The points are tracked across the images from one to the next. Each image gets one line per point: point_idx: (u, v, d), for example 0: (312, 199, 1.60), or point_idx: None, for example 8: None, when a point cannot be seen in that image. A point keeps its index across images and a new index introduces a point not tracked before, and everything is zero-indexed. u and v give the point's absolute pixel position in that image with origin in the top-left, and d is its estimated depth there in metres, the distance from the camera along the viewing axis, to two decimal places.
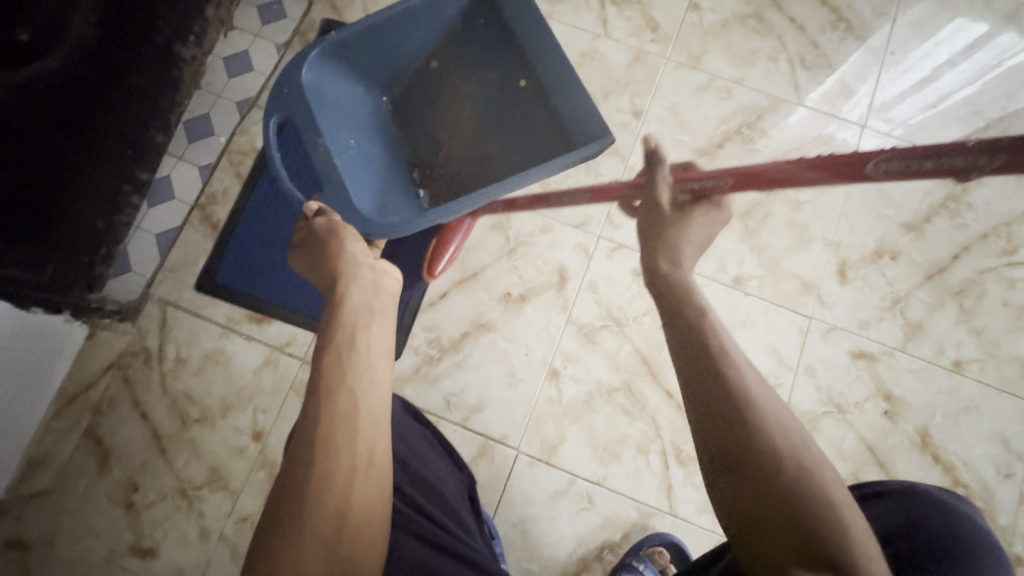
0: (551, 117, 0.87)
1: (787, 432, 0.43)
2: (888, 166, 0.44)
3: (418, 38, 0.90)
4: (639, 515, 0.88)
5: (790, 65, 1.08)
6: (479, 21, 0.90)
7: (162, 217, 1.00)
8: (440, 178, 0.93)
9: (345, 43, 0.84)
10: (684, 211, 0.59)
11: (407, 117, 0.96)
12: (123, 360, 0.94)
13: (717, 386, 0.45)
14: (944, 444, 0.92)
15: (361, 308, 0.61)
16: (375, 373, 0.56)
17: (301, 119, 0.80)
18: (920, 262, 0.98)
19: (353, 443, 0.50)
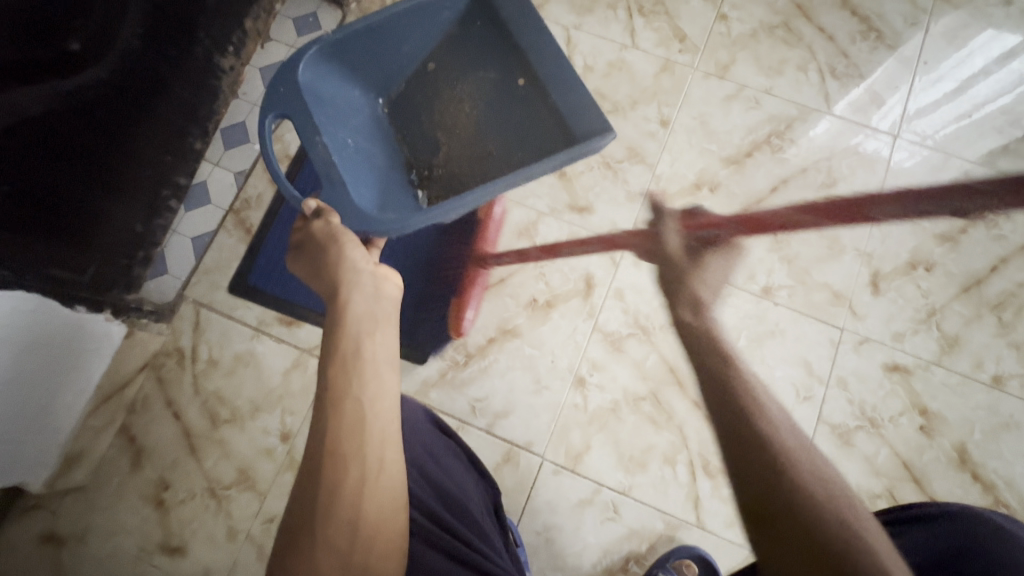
0: (551, 112, 0.87)
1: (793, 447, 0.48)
2: None
3: (413, 40, 0.91)
4: (665, 527, 0.87)
5: (820, 74, 1.08)
6: (477, 23, 0.91)
7: (197, 222, 1.03)
8: (439, 180, 0.94)
9: (344, 42, 0.85)
10: (702, 262, 0.57)
11: (404, 119, 0.97)
12: (157, 360, 0.97)
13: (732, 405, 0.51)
14: (983, 461, 0.89)
15: (364, 316, 0.61)
16: (382, 382, 0.56)
17: (300, 114, 0.79)
18: (956, 274, 0.96)
19: (357, 454, 0.52)
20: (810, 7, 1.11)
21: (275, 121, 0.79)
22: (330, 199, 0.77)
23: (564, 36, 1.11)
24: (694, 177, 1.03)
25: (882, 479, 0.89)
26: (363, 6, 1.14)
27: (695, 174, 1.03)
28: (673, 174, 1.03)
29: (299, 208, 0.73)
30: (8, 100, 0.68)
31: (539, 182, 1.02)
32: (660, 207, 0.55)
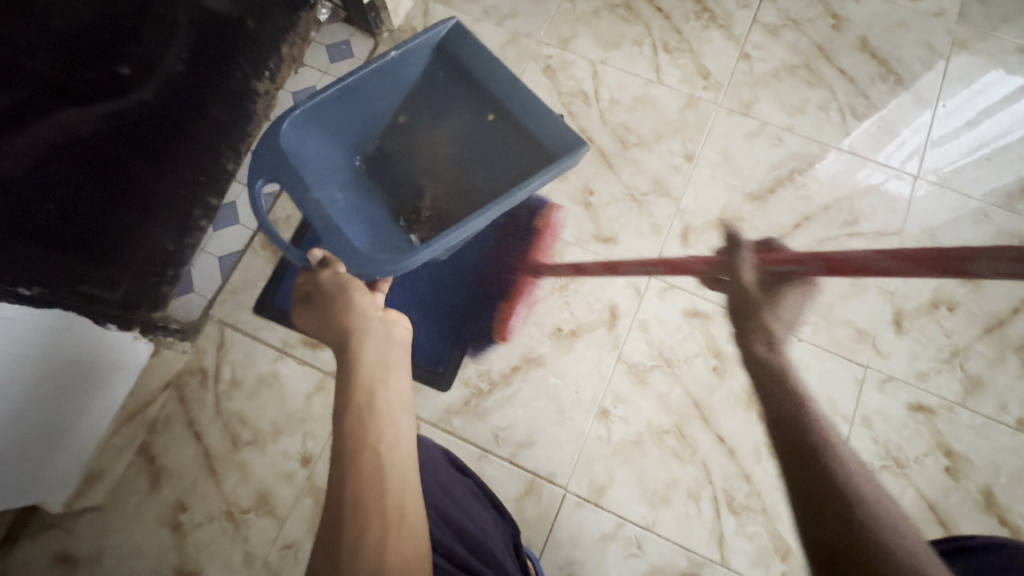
0: (523, 139, 0.90)
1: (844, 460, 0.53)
2: (998, 267, 0.47)
3: (382, 98, 0.93)
4: (689, 565, 0.86)
5: (841, 114, 1.10)
6: (440, 70, 0.94)
7: (224, 242, 1.03)
8: (429, 222, 0.97)
9: (319, 107, 0.87)
10: (771, 291, 0.68)
11: (385, 172, 0.99)
12: (181, 379, 0.96)
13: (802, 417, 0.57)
14: (1010, 505, 0.89)
15: (377, 364, 0.64)
16: (398, 428, 0.59)
17: (288, 177, 0.80)
18: (978, 314, 0.97)
19: (377, 503, 0.53)
20: (830, 48, 1.14)
21: (266, 184, 0.81)
22: (332, 246, 0.79)
23: (590, 69, 1.13)
24: (718, 212, 1.04)
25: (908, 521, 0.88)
26: (395, 35, 1.18)
27: (719, 208, 1.04)
28: (697, 208, 1.04)
29: (307, 260, 0.76)
30: (61, 123, 0.68)
31: (565, 212, 1.03)
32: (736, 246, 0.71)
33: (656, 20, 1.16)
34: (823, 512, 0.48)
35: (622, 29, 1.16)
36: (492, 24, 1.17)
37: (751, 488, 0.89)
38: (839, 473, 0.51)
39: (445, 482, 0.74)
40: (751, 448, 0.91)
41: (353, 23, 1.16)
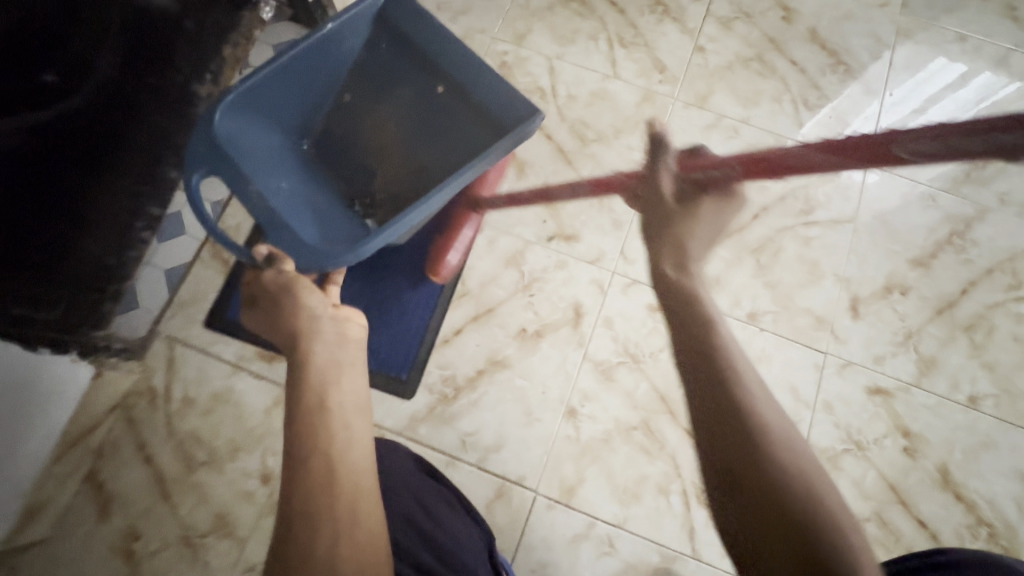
0: (475, 111, 0.89)
1: (794, 450, 0.49)
2: (920, 147, 0.43)
3: (324, 76, 0.90)
4: (661, 560, 0.86)
5: (794, 105, 1.11)
6: (382, 44, 0.91)
7: (171, 253, 0.99)
8: (383, 206, 0.93)
9: (256, 89, 0.83)
10: (686, 202, 0.59)
11: (333, 156, 0.96)
12: (129, 401, 0.91)
13: (728, 399, 0.49)
14: (966, 481, 0.91)
15: (328, 366, 0.63)
16: (350, 429, 0.57)
17: (229, 169, 0.76)
18: (929, 297, 1.00)
19: (325, 507, 0.51)
20: (781, 40, 1.15)
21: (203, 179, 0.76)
22: (280, 241, 0.75)
23: (547, 65, 1.12)
24: None
25: (871, 503, 0.90)
26: None
27: None
28: None
29: (251, 257, 0.73)
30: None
31: (526, 210, 1.02)
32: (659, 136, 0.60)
33: (611, 15, 1.16)
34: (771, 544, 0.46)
35: (578, 24, 1.15)
36: (446, 21, 1.15)
37: None
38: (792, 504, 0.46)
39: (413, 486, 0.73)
40: None
41: (300, 22, 1.12)
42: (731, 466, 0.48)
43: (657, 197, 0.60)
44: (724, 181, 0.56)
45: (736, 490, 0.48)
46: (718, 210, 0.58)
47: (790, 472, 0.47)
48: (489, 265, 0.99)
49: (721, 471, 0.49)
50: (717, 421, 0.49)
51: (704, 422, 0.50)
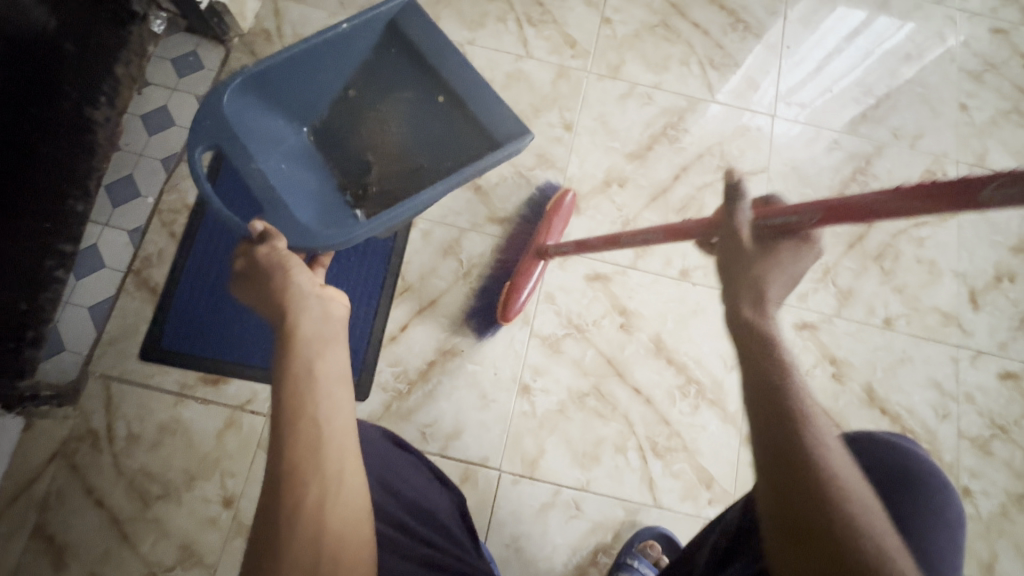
0: (472, 121, 0.90)
1: (869, 508, 0.41)
2: (1007, 191, 0.37)
3: (330, 71, 0.90)
4: (626, 513, 0.90)
5: (700, 66, 1.16)
6: (392, 49, 0.92)
7: (92, 289, 0.94)
8: (375, 198, 0.94)
9: (264, 76, 0.84)
10: (769, 247, 0.51)
11: (331, 145, 0.96)
12: (68, 447, 0.87)
13: (793, 438, 0.42)
14: (888, 396, 1.00)
15: (314, 338, 0.62)
16: (333, 399, 0.57)
17: (230, 144, 0.78)
18: (842, 233, 1.07)
19: (310, 470, 0.52)
20: (683, 5, 1.19)
21: (204, 152, 0.77)
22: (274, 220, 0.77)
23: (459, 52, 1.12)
24: (603, 175, 1.07)
25: None
26: (247, 40, 1.10)
27: (604, 172, 1.07)
28: (583, 174, 1.07)
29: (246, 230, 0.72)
30: None
31: (457, 199, 1.02)
32: (734, 177, 0.49)
33: None
34: None
35: (484, 7, 1.15)
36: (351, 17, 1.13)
37: (671, 430, 0.94)
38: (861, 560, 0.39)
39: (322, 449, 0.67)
40: (665, 393, 0.96)
41: (197, 32, 1.08)
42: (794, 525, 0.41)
43: (734, 241, 0.51)
44: (799, 226, 0.49)
45: (802, 556, 0.40)
46: (799, 255, 0.51)
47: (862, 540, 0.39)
48: (428, 257, 0.99)
49: (785, 523, 0.41)
50: (780, 467, 0.42)
51: (764, 463, 0.43)
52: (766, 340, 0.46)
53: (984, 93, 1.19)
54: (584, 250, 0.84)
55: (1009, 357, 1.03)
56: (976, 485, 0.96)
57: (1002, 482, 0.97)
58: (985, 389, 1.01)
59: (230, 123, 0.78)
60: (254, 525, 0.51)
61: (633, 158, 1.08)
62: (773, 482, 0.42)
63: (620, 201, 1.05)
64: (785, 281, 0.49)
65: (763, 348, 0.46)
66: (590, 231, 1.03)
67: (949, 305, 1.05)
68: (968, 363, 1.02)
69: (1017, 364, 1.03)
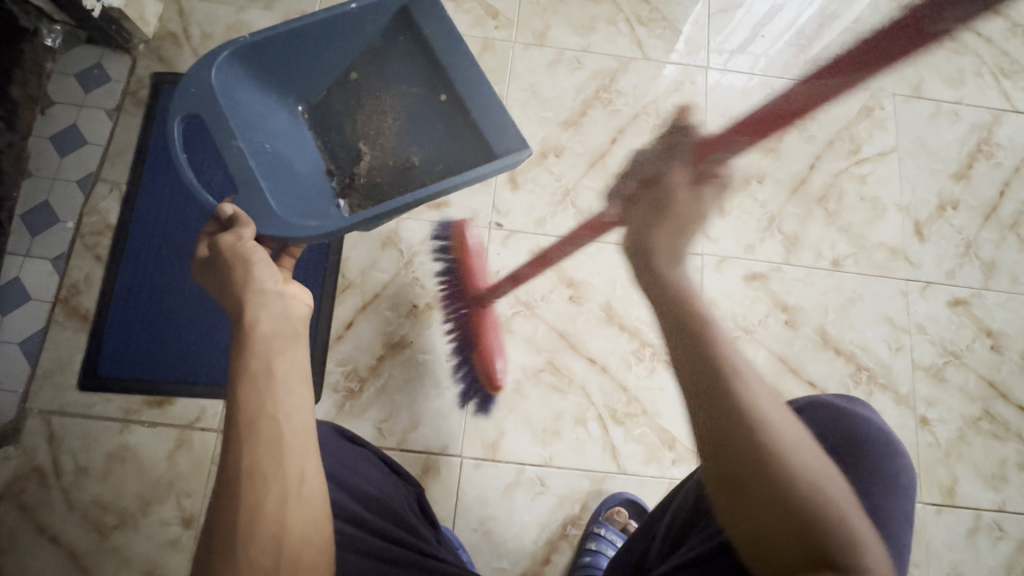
0: (471, 126, 0.87)
1: (799, 444, 0.47)
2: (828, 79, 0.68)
3: (334, 49, 0.86)
4: (592, 483, 0.90)
5: (628, 24, 1.13)
6: (401, 38, 0.88)
7: (21, 324, 0.91)
8: (362, 190, 0.89)
9: (262, 45, 0.80)
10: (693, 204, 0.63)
11: (325, 127, 0.91)
12: (15, 487, 0.85)
13: (723, 394, 0.49)
14: (841, 335, 1.00)
15: (274, 336, 0.56)
16: (295, 395, 0.52)
17: (213, 119, 0.75)
18: (783, 179, 1.06)
19: (269, 470, 0.48)
20: None
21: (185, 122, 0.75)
22: (245, 206, 0.72)
23: None
24: (538, 147, 1.04)
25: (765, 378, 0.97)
26: (153, 45, 1.05)
27: (539, 144, 1.04)
28: None
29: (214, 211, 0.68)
30: None
31: None
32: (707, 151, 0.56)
33: None
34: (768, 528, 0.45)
35: None
36: (261, 10, 1.08)
37: (629, 397, 0.94)
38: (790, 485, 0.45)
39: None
40: (620, 359, 0.95)
41: (98, 44, 1.03)
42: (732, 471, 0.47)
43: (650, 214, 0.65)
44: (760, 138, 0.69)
45: (735, 492, 0.47)
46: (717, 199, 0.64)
47: (789, 476, 0.45)
48: (367, 250, 0.97)
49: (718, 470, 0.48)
50: (711, 426, 0.48)
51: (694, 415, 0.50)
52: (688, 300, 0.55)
53: None
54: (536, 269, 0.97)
55: (957, 284, 1.04)
56: (933, 414, 0.98)
57: (957, 407, 0.98)
58: (936, 318, 1.02)
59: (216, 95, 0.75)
60: (205, 532, 0.46)
61: (567, 127, 1.06)
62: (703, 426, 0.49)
63: (558, 171, 1.03)
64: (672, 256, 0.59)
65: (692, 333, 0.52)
66: (531, 206, 1.01)
67: (896, 239, 1.05)
68: (918, 295, 1.03)
69: (966, 290, 1.04)
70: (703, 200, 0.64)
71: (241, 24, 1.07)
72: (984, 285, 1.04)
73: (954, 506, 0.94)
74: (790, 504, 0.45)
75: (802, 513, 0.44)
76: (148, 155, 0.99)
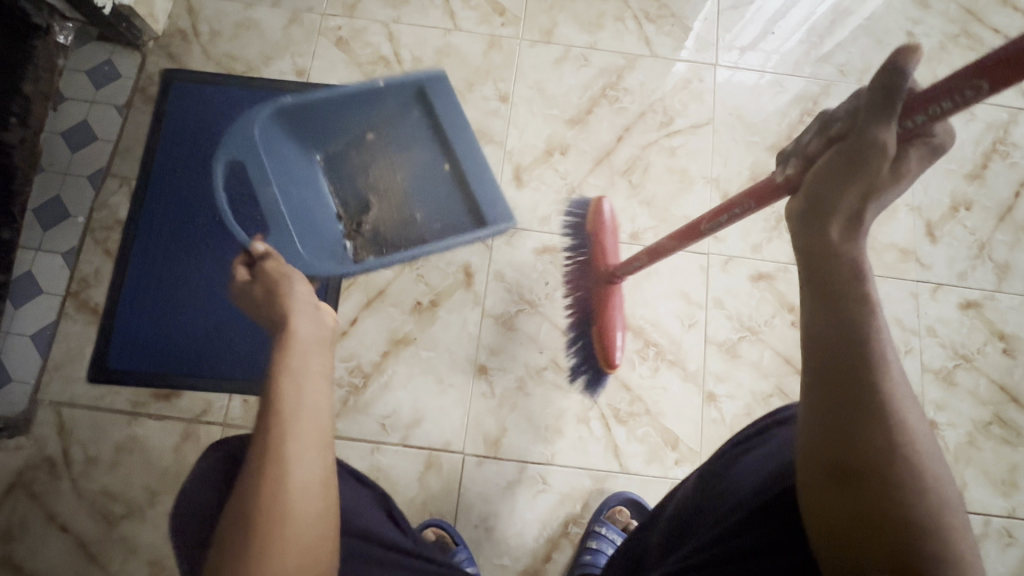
0: (467, 193, 0.88)
1: (935, 460, 0.39)
2: None
3: (356, 110, 0.88)
4: (593, 482, 0.90)
5: (636, 21, 1.12)
6: (415, 110, 0.89)
7: (32, 316, 0.92)
8: (367, 236, 0.91)
9: (299, 106, 0.85)
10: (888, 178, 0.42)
11: (336, 176, 0.92)
12: (26, 477, 0.87)
13: (869, 379, 0.40)
14: None
15: (309, 340, 0.55)
16: (323, 392, 0.51)
17: (253, 165, 0.80)
18: None
19: (290, 448, 0.46)
20: None
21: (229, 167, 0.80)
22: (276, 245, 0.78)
23: (384, 32, 1.09)
24: (544, 145, 1.04)
25: (771, 379, 0.96)
26: (163, 43, 1.06)
27: (544, 141, 1.04)
28: (524, 146, 1.04)
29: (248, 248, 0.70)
30: None
31: None
32: None
33: None
34: (856, 547, 0.38)
35: None
36: (269, 7, 1.09)
37: (633, 396, 0.94)
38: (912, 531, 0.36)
39: (195, 487, 0.54)
40: (624, 358, 0.95)
41: (109, 41, 1.04)
42: (848, 460, 0.39)
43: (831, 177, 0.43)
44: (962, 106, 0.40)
45: (837, 493, 0.39)
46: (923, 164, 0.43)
47: (921, 487, 0.38)
48: None
49: (834, 471, 0.39)
50: (836, 409, 0.40)
51: (822, 408, 0.41)
52: (847, 268, 0.43)
53: (930, 18, 1.15)
54: (657, 258, 0.80)
55: (969, 286, 1.02)
56: (942, 418, 0.96)
57: (967, 411, 0.97)
58: (947, 321, 1.00)
59: (258, 148, 0.80)
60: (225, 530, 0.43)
61: (573, 125, 1.05)
62: (831, 421, 0.40)
63: (564, 169, 1.03)
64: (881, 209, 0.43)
65: (835, 319, 0.42)
66: (535, 204, 1.01)
67: (906, 240, 1.04)
68: (929, 297, 1.01)
69: (978, 293, 1.02)
70: (907, 177, 0.42)
71: (250, 22, 1.08)
72: (997, 287, 1.02)
73: None
74: (899, 522, 0.37)
75: (913, 535, 0.36)
76: (158, 150, 1.01)
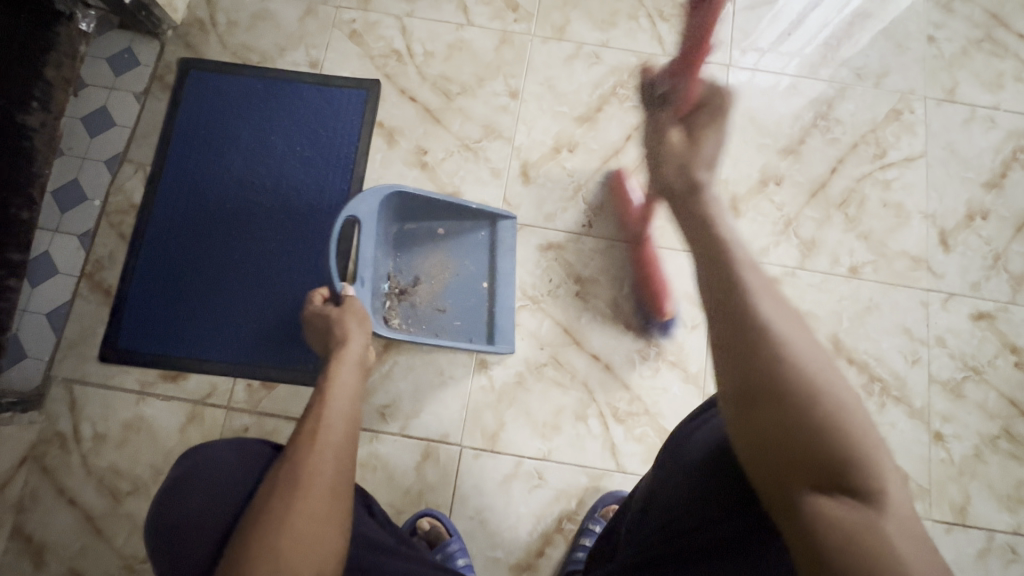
0: (491, 314, 0.95)
1: (825, 361, 0.40)
2: None
3: (442, 212, 0.95)
4: (589, 480, 0.90)
5: (649, 19, 1.11)
6: (483, 234, 0.97)
7: (48, 295, 0.95)
8: (405, 308, 0.94)
9: (413, 195, 0.91)
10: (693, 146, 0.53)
11: (398, 252, 0.96)
12: (38, 450, 0.89)
13: (740, 304, 0.41)
14: (855, 344, 0.98)
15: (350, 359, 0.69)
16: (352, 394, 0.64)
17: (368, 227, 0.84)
18: (803, 182, 1.04)
19: (323, 446, 0.56)
20: None
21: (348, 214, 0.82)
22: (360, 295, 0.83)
23: (397, 26, 1.09)
24: (552, 142, 1.04)
25: None
26: (181, 32, 1.08)
27: (553, 138, 1.04)
28: (532, 143, 1.04)
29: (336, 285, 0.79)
30: None
31: (403, 178, 1.02)
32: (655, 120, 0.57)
33: None
34: (778, 467, 0.38)
35: None
36: None
37: (632, 395, 0.94)
38: (812, 438, 0.37)
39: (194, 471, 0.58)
40: (624, 358, 0.95)
41: (130, 29, 1.06)
42: (740, 383, 0.39)
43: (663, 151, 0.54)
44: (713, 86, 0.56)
45: (748, 418, 0.39)
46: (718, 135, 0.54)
47: (809, 395, 0.38)
48: None
49: (739, 396, 0.40)
50: (724, 332, 0.41)
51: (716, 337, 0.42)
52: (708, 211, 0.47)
53: (953, 22, 1.12)
54: None
55: (983, 297, 1.00)
56: (948, 429, 0.95)
57: (974, 425, 0.95)
58: (957, 331, 0.99)
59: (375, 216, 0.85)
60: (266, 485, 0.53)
61: (582, 123, 1.05)
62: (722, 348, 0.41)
63: (571, 166, 1.03)
64: (707, 167, 0.51)
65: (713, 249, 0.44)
66: (541, 200, 1.01)
67: (919, 248, 1.02)
68: (939, 306, 1.00)
69: (991, 304, 1.00)
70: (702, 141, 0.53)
71: (266, 13, 1.09)
72: (1011, 299, 1.00)
73: (966, 526, 0.91)
74: (806, 431, 0.37)
75: (817, 441, 0.37)
76: (173, 138, 1.03)
